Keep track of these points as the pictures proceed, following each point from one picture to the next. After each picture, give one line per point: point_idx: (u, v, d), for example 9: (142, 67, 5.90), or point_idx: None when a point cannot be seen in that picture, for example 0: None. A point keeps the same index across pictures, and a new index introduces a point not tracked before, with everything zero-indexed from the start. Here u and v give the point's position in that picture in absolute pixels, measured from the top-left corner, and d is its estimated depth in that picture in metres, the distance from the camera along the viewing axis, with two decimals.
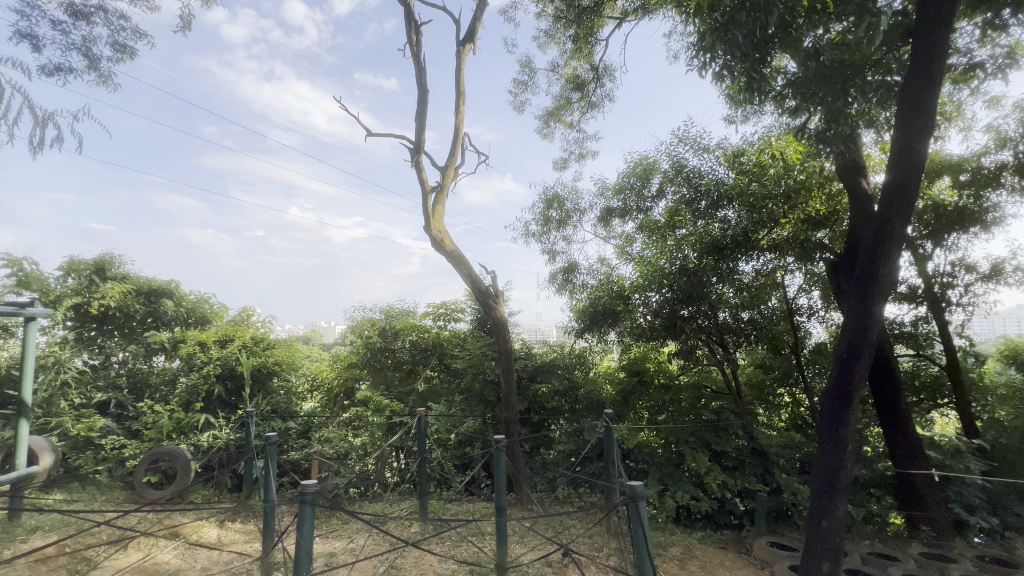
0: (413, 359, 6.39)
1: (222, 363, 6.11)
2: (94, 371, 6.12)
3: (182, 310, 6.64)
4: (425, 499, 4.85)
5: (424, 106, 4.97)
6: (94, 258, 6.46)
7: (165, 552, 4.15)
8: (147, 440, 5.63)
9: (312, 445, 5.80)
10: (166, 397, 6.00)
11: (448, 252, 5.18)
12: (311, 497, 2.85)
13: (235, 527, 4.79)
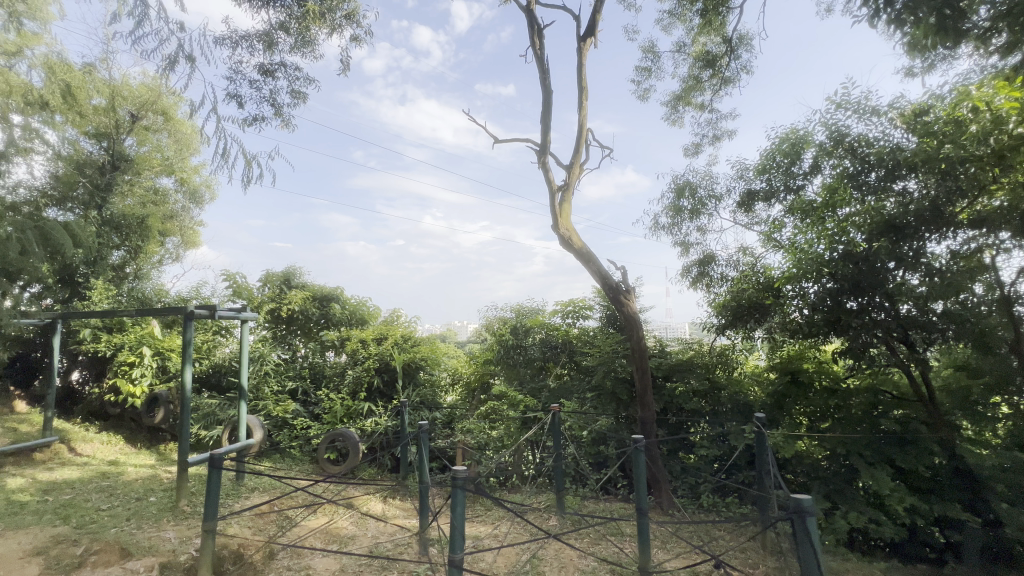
0: (544, 355, 6.52)
1: (379, 357, 6.97)
2: (286, 363, 7.45)
3: (346, 312, 7.73)
4: (561, 494, 4.93)
5: (548, 107, 5.05)
6: (283, 270, 7.88)
7: (344, 519, 4.85)
8: (326, 422, 6.66)
9: (456, 434, 6.29)
10: (338, 387, 7.04)
11: (578, 251, 5.19)
12: (462, 482, 3.10)
13: (395, 503, 5.42)
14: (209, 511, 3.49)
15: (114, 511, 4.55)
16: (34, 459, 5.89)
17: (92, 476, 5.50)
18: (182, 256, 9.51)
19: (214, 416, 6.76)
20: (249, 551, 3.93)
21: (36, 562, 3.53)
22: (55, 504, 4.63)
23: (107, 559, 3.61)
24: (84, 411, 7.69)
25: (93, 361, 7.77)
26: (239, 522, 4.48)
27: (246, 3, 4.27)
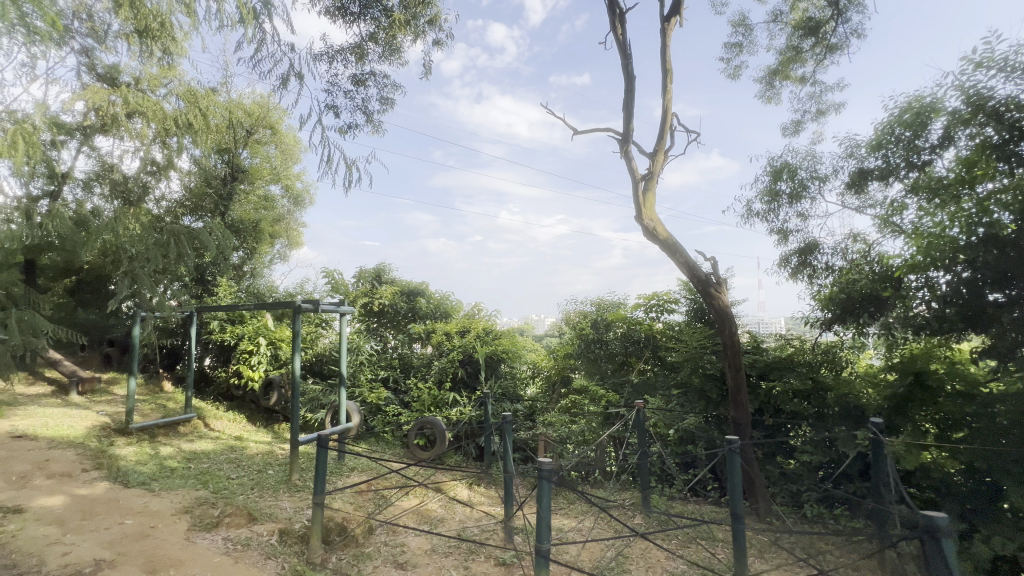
0: (626, 351, 6.33)
1: (463, 349, 7.24)
2: (378, 354, 7.98)
3: (432, 306, 8.15)
4: (647, 493, 4.80)
5: (631, 94, 4.89)
6: (374, 267, 8.50)
7: (433, 502, 5.11)
8: (414, 410, 7.05)
9: (538, 427, 6.34)
10: (425, 376, 7.42)
11: (663, 242, 4.98)
12: (547, 474, 3.12)
13: (480, 490, 5.61)
14: (318, 486, 3.84)
15: (241, 480, 5.19)
16: (178, 432, 6.90)
17: (222, 449, 6.32)
18: (289, 256, 10.56)
19: (319, 401, 7.45)
20: (351, 525, 4.29)
21: (183, 519, 4.14)
22: (196, 471, 5.39)
23: (237, 521, 4.13)
24: (214, 392, 8.85)
25: (220, 349, 8.90)
26: (342, 498, 4.91)
27: (341, 20, 4.61)
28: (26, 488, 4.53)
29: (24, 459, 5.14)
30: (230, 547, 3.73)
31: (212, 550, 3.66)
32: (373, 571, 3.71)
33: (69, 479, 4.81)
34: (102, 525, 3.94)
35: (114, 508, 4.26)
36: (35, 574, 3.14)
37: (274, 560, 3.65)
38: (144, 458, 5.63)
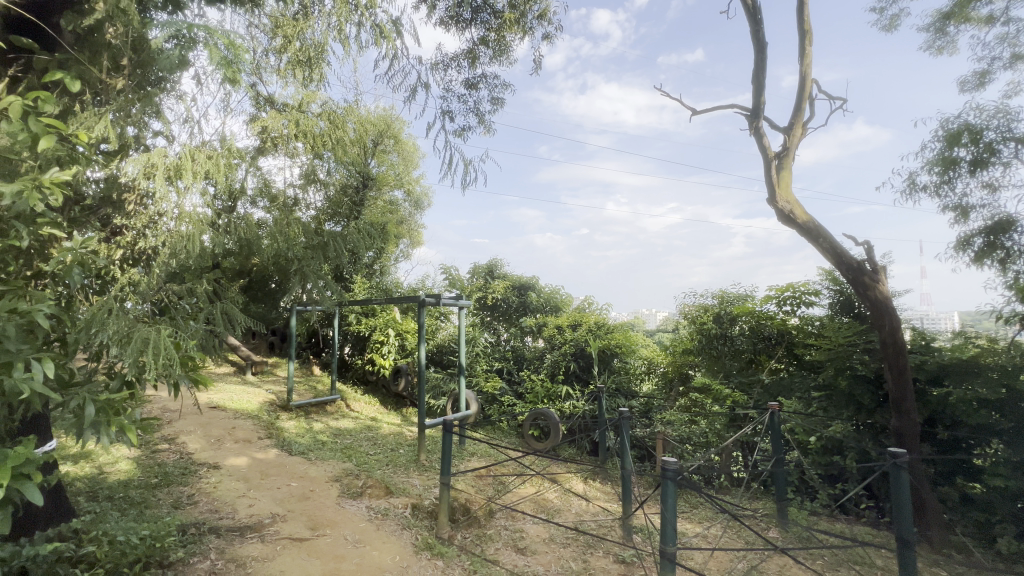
0: (754, 348, 5.73)
1: (575, 343, 7.25)
2: (492, 346, 8.29)
3: (543, 299, 8.30)
4: (784, 504, 4.35)
5: (761, 63, 4.41)
6: (487, 263, 8.92)
7: (550, 492, 5.17)
8: (528, 401, 7.21)
9: (655, 425, 6.09)
10: (538, 369, 7.57)
11: (803, 226, 4.45)
12: (673, 474, 2.96)
13: (596, 485, 5.55)
14: (445, 467, 4.13)
15: (377, 456, 5.80)
16: (327, 410, 7.92)
17: (361, 428, 7.11)
18: (411, 255, 11.52)
19: (440, 388, 8.01)
20: (474, 506, 4.55)
21: (334, 486, 4.75)
22: (342, 445, 6.14)
23: (376, 492, 4.62)
24: (353, 377, 9.98)
25: (357, 339, 10.00)
26: (464, 480, 5.22)
27: (454, 27, 4.83)
28: (221, 448, 5.55)
29: (219, 426, 6.31)
30: (373, 515, 4.18)
31: (358, 516, 4.14)
32: (495, 552, 3.89)
33: (249, 444, 5.80)
34: (275, 485, 4.68)
35: (283, 472, 5.04)
36: (232, 519, 3.83)
37: (409, 530, 4.00)
38: (302, 432, 6.56)
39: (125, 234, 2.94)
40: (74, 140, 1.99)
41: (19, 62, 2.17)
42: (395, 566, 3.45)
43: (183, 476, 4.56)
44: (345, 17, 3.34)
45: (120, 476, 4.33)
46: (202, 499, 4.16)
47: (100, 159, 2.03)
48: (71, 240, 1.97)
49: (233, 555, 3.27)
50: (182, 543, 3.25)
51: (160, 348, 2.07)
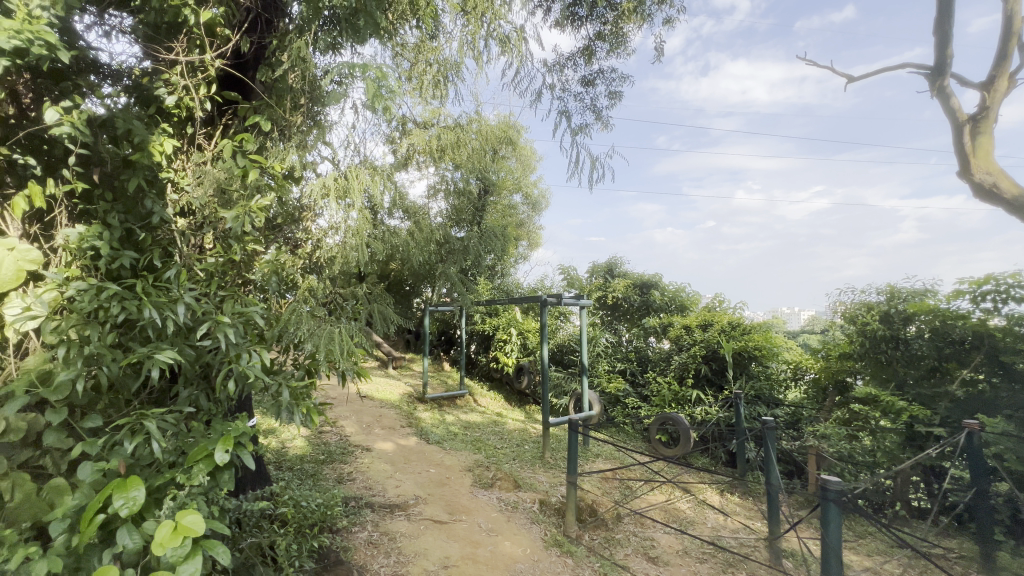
0: (939, 354, 4.66)
1: (706, 344, 6.75)
2: (614, 346, 8.11)
3: (667, 298, 7.89)
4: (989, 546, 3.54)
5: (946, 8, 3.64)
6: (606, 261, 8.78)
7: (682, 502, 4.90)
8: (655, 405, 6.90)
9: (806, 438, 5.39)
10: (664, 371, 7.20)
11: (1012, 202, 3.55)
12: (835, 495, 2.57)
13: (734, 499, 5.09)
14: (571, 466, 4.14)
15: (505, 450, 6.04)
16: (457, 403, 8.49)
17: (488, 422, 7.47)
18: (529, 256, 11.83)
19: (562, 387, 8.05)
20: (601, 508, 4.49)
21: (468, 475, 5.06)
22: (472, 437, 6.52)
23: (506, 485, 4.81)
24: (479, 373, 10.52)
25: (482, 338, 10.55)
26: (589, 481, 5.19)
27: (569, 27, 4.82)
28: (371, 433, 6.28)
29: (369, 413, 7.14)
30: (504, 506, 4.37)
31: (490, 505, 4.36)
32: (625, 558, 3.79)
33: (394, 431, 6.46)
34: (417, 469, 5.15)
35: (422, 458, 5.52)
36: (383, 497, 4.31)
37: (538, 525, 4.10)
38: (436, 422, 7.12)
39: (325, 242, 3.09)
40: (268, 169, 2.41)
41: (229, 112, 2.60)
42: (527, 558, 3.56)
43: (343, 455, 5.24)
44: (473, 35, 3.55)
45: (297, 451, 5.13)
46: (359, 477, 4.75)
47: (288, 183, 2.46)
48: (269, 253, 2.40)
49: (386, 529, 3.67)
50: (346, 513, 3.74)
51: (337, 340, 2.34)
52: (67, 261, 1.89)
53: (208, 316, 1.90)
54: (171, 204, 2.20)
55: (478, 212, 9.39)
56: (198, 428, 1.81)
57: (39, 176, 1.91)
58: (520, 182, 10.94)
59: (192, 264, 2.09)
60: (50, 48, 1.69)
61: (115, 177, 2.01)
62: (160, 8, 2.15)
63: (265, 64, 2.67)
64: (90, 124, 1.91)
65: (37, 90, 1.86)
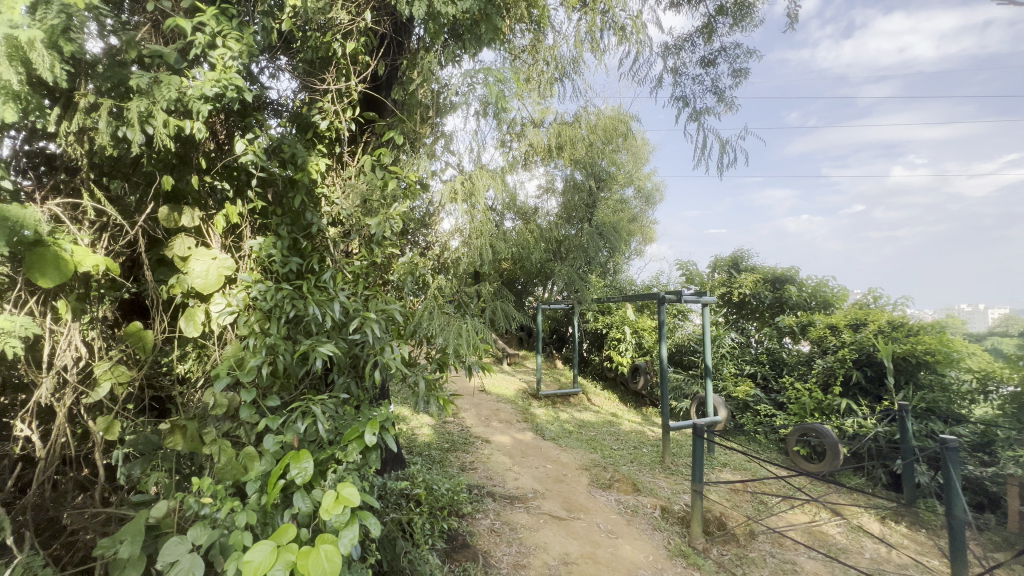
0: None
1: (858, 347, 5.85)
2: (741, 347, 7.44)
3: (805, 295, 7.00)
4: None
5: None
6: (731, 255, 8.09)
7: (830, 525, 4.31)
8: (793, 414, 6.17)
9: (1003, 465, 4.38)
10: (805, 376, 6.40)
11: None
12: None
13: (900, 529, 4.34)
14: (696, 473, 3.89)
15: (621, 452, 5.88)
16: (570, 401, 8.49)
17: (603, 422, 7.35)
18: (643, 251, 11.38)
19: (682, 390, 7.61)
20: (731, 522, 4.15)
21: (585, 474, 5.03)
22: (587, 436, 6.48)
23: (624, 488, 4.69)
24: (592, 372, 10.40)
25: (595, 336, 10.41)
26: (714, 490, 4.83)
27: (686, 6, 4.51)
28: (489, 426, 6.57)
29: (487, 406, 7.49)
30: (623, 509, 4.26)
31: (609, 507, 4.28)
32: None
33: (511, 425, 6.69)
34: (534, 464, 5.26)
35: (539, 454, 5.62)
36: (503, 488, 4.48)
37: (660, 532, 3.92)
38: (551, 419, 7.21)
39: (455, 248, 3.34)
40: (403, 178, 2.65)
41: (368, 130, 2.87)
42: (650, 565, 3.43)
43: (466, 445, 5.56)
44: (586, 30, 3.51)
45: (425, 438, 5.58)
46: (480, 466, 4.99)
47: (419, 189, 2.68)
48: (404, 256, 2.63)
49: (506, 519, 3.81)
50: (471, 500, 3.96)
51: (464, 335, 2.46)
52: (253, 267, 2.27)
53: (358, 313, 2.15)
54: (325, 215, 2.51)
55: (588, 209, 9.28)
56: (350, 412, 2.05)
57: (231, 198, 2.32)
58: (632, 176, 10.57)
59: (343, 267, 2.38)
60: (239, 91, 2.05)
61: (284, 195, 2.36)
62: (315, 46, 2.52)
63: (397, 83, 2.94)
64: (266, 152, 2.28)
65: (229, 127, 2.26)
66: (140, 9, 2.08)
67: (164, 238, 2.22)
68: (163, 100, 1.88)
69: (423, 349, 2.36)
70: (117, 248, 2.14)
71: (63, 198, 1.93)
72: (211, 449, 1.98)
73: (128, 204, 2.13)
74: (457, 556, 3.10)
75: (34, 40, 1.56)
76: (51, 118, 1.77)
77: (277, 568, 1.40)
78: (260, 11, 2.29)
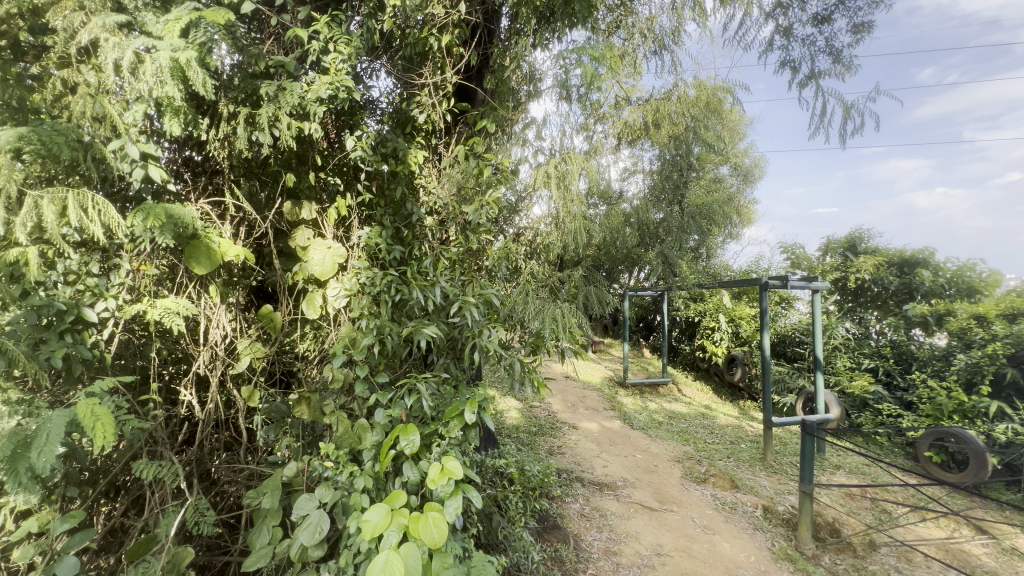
0: None
1: (1014, 341, 4.94)
2: (858, 339, 6.66)
3: (942, 280, 6.06)
4: None
5: None
6: (846, 236, 7.22)
7: (973, 545, 3.75)
8: (924, 415, 5.40)
9: None
10: (941, 373, 5.58)
11: None
12: None
13: None
14: (804, 474, 3.58)
15: (717, 446, 5.58)
16: (659, 391, 8.21)
17: (696, 414, 7.01)
18: (740, 234, 10.56)
19: (786, 383, 7.01)
20: (846, 530, 3.77)
21: (677, 466, 4.85)
22: (678, 428, 6.23)
23: (721, 483, 4.46)
24: (682, 362, 9.94)
25: (686, 325, 9.92)
26: (826, 494, 4.41)
27: None
28: (576, 412, 6.57)
29: (573, 393, 7.48)
30: (720, 505, 4.05)
31: (704, 502, 4.09)
32: None
33: (597, 413, 6.63)
34: (623, 453, 5.18)
35: (628, 443, 5.51)
36: (592, 474, 4.46)
37: (763, 533, 3.68)
38: (639, 408, 7.03)
39: (545, 234, 3.34)
40: (496, 165, 2.69)
41: (462, 121, 2.95)
42: (752, 567, 3.23)
43: (553, 430, 5.62)
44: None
45: (514, 421, 5.72)
46: (568, 451, 5.02)
47: (511, 175, 2.72)
48: (498, 242, 2.69)
49: (596, 505, 3.81)
50: (560, 483, 4.00)
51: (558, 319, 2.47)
52: (362, 255, 2.46)
53: (457, 297, 2.25)
54: (424, 204, 2.63)
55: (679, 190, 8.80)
56: (451, 390, 2.17)
57: (342, 191, 2.52)
58: (728, 153, 9.81)
59: (441, 253, 2.49)
60: (349, 92, 2.22)
61: (387, 187, 2.54)
62: (413, 42, 2.63)
63: (489, 71, 2.96)
64: (371, 147, 2.44)
65: (340, 126, 2.45)
66: (265, 25, 2.32)
67: (288, 230, 2.48)
68: (287, 105, 2.09)
69: (518, 333, 2.41)
70: (252, 240, 2.44)
71: (210, 197, 2.24)
72: (331, 419, 2.20)
73: (260, 200, 2.42)
74: (548, 536, 3.16)
75: (190, 59, 1.80)
76: (202, 127, 2.05)
77: (391, 529, 1.53)
78: (365, 14, 2.44)
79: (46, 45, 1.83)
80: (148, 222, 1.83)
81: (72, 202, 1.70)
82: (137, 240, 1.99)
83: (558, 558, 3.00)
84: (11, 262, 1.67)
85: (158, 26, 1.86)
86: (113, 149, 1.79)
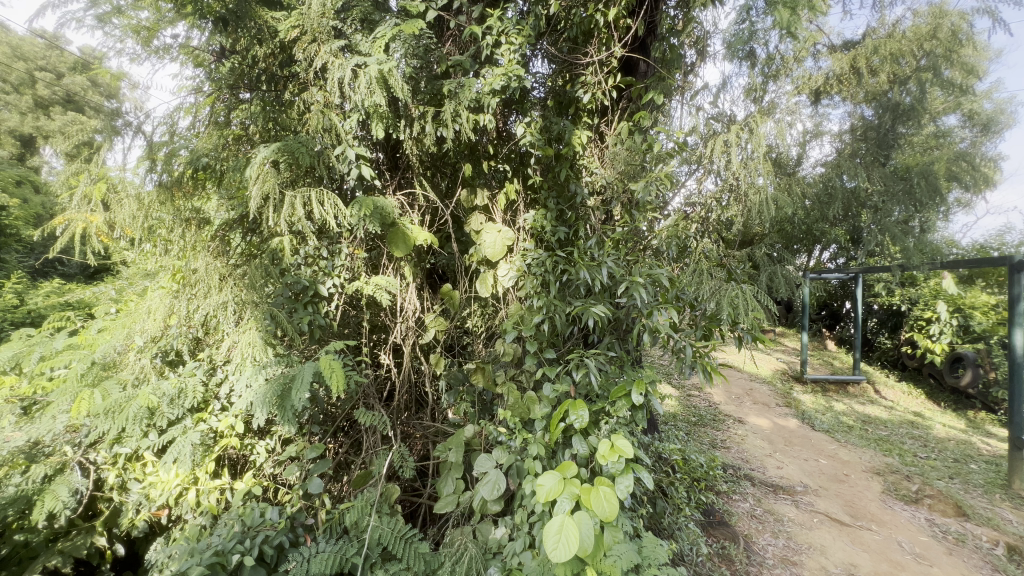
0: None
1: None
2: None
3: None
4: None
5: None
6: None
7: None
8: None
9: None
10: None
11: None
12: None
13: None
14: None
15: (934, 463, 4.56)
16: (848, 391, 7.01)
17: (901, 421, 5.82)
18: None
19: None
20: None
21: (876, 479, 4.11)
22: (875, 435, 5.25)
23: (940, 507, 3.64)
24: (881, 359, 8.30)
25: (888, 314, 8.23)
26: None
27: None
28: (742, 405, 6.01)
29: (738, 385, 6.84)
30: (940, 533, 3.32)
31: (915, 526, 3.40)
32: None
33: (768, 408, 5.96)
34: (802, 455, 4.57)
35: (808, 445, 4.84)
36: (763, 473, 4.05)
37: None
38: (822, 408, 6.10)
39: (717, 209, 3.08)
40: (665, 138, 2.55)
41: (627, 96, 2.86)
42: None
43: (715, 422, 5.23)
44: None
45: (671, 408, 5.49)
46: (734, 446, 4.62)
47: (681, 149, 2.55)
48: (665, 220, 2.56)
49: (770, 508, 3.45)
50: (726, 479, 3.72)
51: (734, 302, 2.27)
52: (528, 237, 2.58)
53: (624, 277, 2.22)
54: (587, 185, 2.64)
55: (883, 150, 7.25)
56: (617, 371, 2.16)
57: (510, 177, 2.68)
58: None
59: (606, 233, 2.48)
60: (519, 80, 2.32)
61: (552, 169, 2.61)
62: (578, 22, 2.62)
63: (656, 39, 2.80)
64: (537, 132, 2.53)
65: (509, 114, 2.59)
66: (445, 29, 2.56)
67: (464, 216, 2.73)
68: (466, 100, 2.28)
69: (688, 314, 2.28)
70: (435, 225, 2.75)
71: (404, 188, 2.59)
72: (502, 389, 2.39)
73: (441, 189, 2.71)
74: (715, 532, 2.98)
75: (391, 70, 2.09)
76: (399, 128, 2.37)
77: (565, 496, 1.60)
78: (532, 2, 2.51)
79: (289, 74, 2.30)
80: (362, 213, 2.19)
81: (312, 198, 2.13)
82: (353, 228, 2.40)
83: (726, 557, 2.81)
84: (275, 248, 2.20)
85: (366, 45, 2.20)
86: (336, 154, 2.19)
